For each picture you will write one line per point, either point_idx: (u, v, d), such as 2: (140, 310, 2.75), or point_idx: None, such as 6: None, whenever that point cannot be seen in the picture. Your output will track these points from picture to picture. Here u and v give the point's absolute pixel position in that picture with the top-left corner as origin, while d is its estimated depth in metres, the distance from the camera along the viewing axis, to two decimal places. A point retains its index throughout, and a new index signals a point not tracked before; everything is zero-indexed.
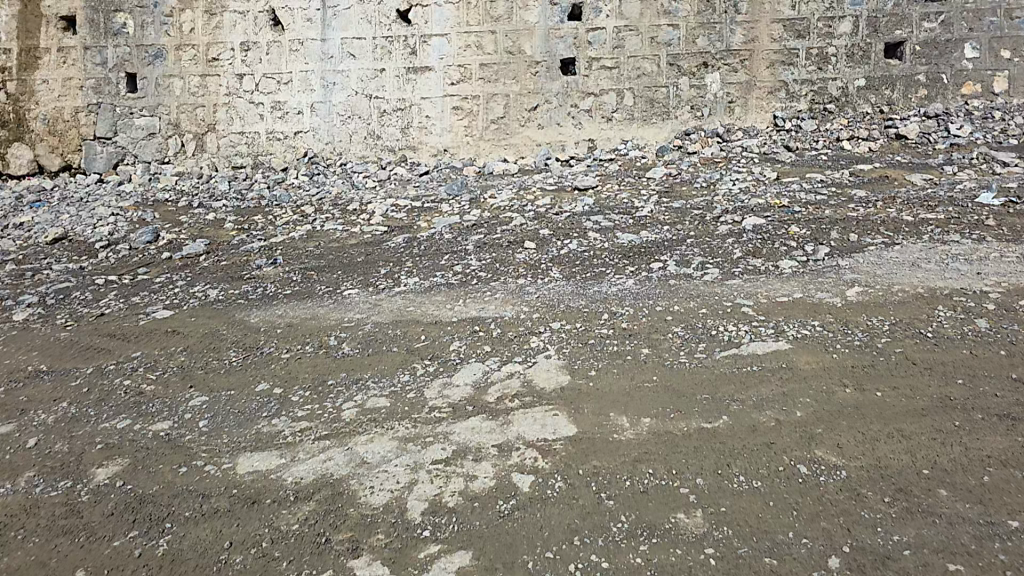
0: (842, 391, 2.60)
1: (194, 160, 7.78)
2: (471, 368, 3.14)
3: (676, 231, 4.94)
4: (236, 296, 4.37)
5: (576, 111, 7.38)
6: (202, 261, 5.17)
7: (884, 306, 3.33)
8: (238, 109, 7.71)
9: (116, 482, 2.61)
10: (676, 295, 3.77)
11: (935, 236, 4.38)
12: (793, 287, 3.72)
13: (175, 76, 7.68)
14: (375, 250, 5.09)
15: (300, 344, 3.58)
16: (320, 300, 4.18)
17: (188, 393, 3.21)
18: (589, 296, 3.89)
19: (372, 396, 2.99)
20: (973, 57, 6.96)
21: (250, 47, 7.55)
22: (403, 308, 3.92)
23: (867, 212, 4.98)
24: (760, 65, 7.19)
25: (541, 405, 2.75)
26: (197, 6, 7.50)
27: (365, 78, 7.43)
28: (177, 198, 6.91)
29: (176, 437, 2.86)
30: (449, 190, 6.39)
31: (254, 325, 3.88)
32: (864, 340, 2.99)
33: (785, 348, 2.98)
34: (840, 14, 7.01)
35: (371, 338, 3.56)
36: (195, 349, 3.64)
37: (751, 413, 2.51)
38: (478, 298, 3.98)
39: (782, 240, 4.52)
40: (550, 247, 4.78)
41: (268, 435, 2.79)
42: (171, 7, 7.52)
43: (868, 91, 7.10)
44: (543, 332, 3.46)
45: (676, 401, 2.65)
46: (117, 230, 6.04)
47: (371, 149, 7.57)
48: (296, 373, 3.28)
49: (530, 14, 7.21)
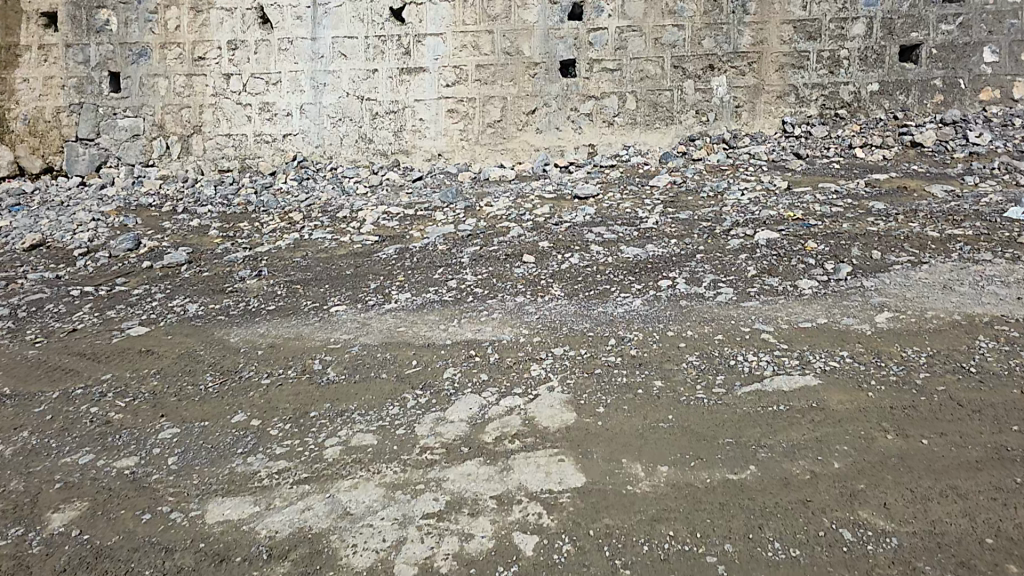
0: (883, 437, 2.53)
1: (179, 163, 7.48)
2: (466, 401, 2.87)
3: (683, 244, 4.68)
4: (216, 311, 4.09)
5: (575, 114, 7.12)
6: (183, 271, 4.87)
7: (920, 335, 3.31)
8: (225, 110, 7.40)
9: (72, 531, 2.23)
10: (689, 318, 3.56)
11: (965, 254, 4.20)
12: (816, 309, 3.63)
13: (160, 76, 7.38)
14: (367, 261, 4.82)
15: (282, 368, 3.28)
16: (305, 318, 3.90)
17: (158, 423, 2.85)
18: (595, 317, 3.62)
19: (358, 432, 2.70)
20: (992, 61, 6.73)
21: (238, 45, 7.26)
22: (393, 328, 3.64)
23: (888, 226, 4.75)
24: (769, 68, 6.94)
25: (544, 449, 2.50)
26: (184, 3, 7.22)
27: (357, 79, 7.16)
28: (162, 203, 6.62)
29: (142, 476, 2.49)
30: (444, 196, 6.11)
31: (233, 345, 3.58)
32: (901, 375, 2.97)
33: (814, 384, 2.92)
34: (854, 15, 6.77)
35: (359, 362, 3.28)
36: (169, 372, 3.30)
37: (782, 462, 2.38)
38: (475, 318, 3.70)
39: (799, 256, 4.31)
40: (550, 261, 4.51)
41: (242, 476, 2.46)
42: (157, 3, 7.24)
43: (882, 96, 6.87)
44: (544, 358, 3.20)
45: (696, 446, 2.48)
46: (98, 236, 5.76)
47: (363, 152, 7.29)
48: (275, 402, 2.96)
49: (528, 13, 6.95)
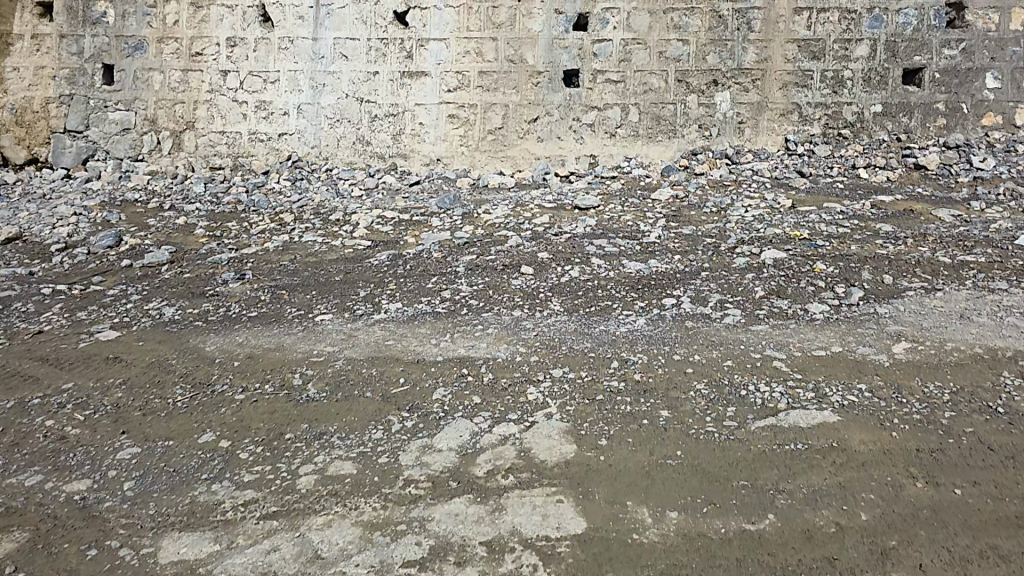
0: (912, 486, 2.34)
1: (169, 159, 7.22)
2: (456, 427, 2.63)
3: (687, 261, 4.46)
4: (195, 316, 3.83)
5: (578, 125, 6.91)
6: (163, 272, 4.61)
7: (938, 368, 3.10)
8: (220, 107, 7.16)
9: (5, 567, 1.98)
10: (696, 342, 3.34)
11: (979, 282, 4.01)
12: (829, 336, 3.40)
13: (155, 70, 7.13)
14: (357, 267, 4.58)
15: (259, 382, 3.01)
16: (287, 327, 3.65)
17: (119, 440, 2.60)
18: (596, 337, 3.40)
19: (337, 459, 2.46)
20: (995, 87, 6.56)
21: (236, 42, 7.04)
22: (380, 342, 3.39)
23: (898, 250, 4.54)
24: (774, 85, 6.75)
25: (540, 488, 2.29)
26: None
27: (358, 81, 6.94)
28: (148, 199, 6.37)
29: (93, 504, 2.25)
30: (441, 202, 5.89)
31: (209, 355, 3.31)
32: (925, 414, 2.75)
33: (833, 421, 2.70)
34: (857, 37, 6.59)
35: (342, 378, 3.03)
36: (136, 383, 3.05)
37: (804, 511, 2.22)
38: (469, 333, 3.46)
39: (808, 279, 4.09)
40: (549, 274, 4.29)
41: (204, 507, 2.21)
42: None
43: (885, 118, 6.68)
44: (542, 381, 2.97)
45: (709, 489, 2.31)
46: (78, 231, 5.50)
47: (360, 154, 7.05)
48: (248, 421, 2.70)
49: (534, 22, 6.76)
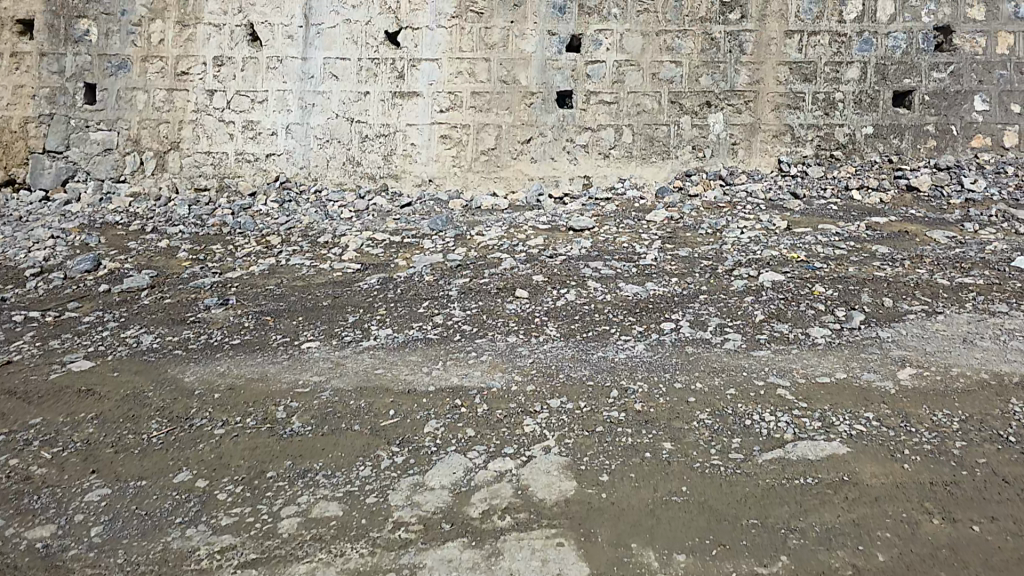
0: (929, 522, 2.22)
1: (153, 180, 7.07)
2: (448, 463, 2.49)
3: (685, 284, 4.36)
4: (174, 345, 3.67)
5: (571, 145, 6.84)
6: (143, 298, 4.45)
7: (945, 396, 2.99)
8: (206, 127, 7.03)
9: None
10: (698, 368, 3.23)
11: (979, 305, 3.93)
12: (833, 362, 3.30)
13: (138, 89, 7.00)
14: (345, 292, 4.44)
15: (240, 416, 2.86)
16: (272, 355, 3.49)
17: (88, 481, 2.44)
18: (594, 364, 3.27)
19: (321, 499, 2.31)
20: (983, 110, 6.56)
21: (224, 62, 6.93)
22: (369, 370, 3.25)
23: (897, 271, 4.47)
24: (766, 107, 6.73)
25: (539, 530, 2.15)
26: (170, 18, 6.90)
27: (348, 101, 6.85)
28: (129, 221, 6.21)
29: (57, 552, 2.09)
30: (432, 224, 5.78)
31: (187, 386, 3.15)
32: (936, 444, 2.64)
33: (843, 452, 2.59)
34: (848, 59, 6.59)
35: (328, 411, 2.88)
36: (110, 417, 2.88)
37: (818, 552, 2.09)
38: (462, 361, 3.33)
39: (808, 302, 4.00)
40: (544, 297, 4.16)
41: (177, 555, 2.06)
42: (141, 16, 6.89)
43: (877, 139, 6.66)
44: (538, 412, 2.84)
45: (717, 528, 2.18)
46: (55, 255, 5.33)
47: (349, 175, 6.94)
48: (227, 458, 2.54)
49: (526, 42, 6.72)
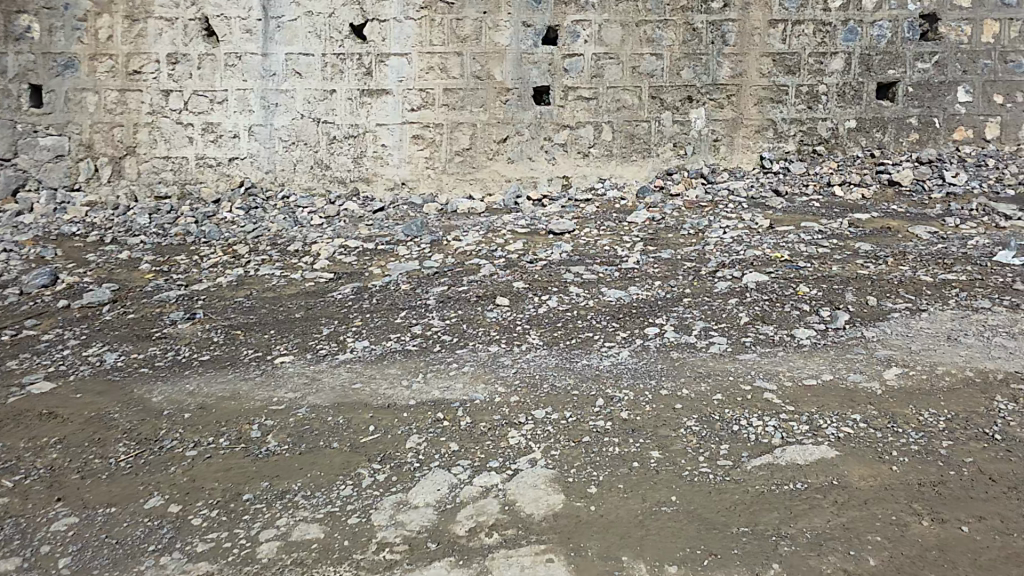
0: (917, 524, 2.21)
1: (109, 188, 6.89)
2: (432, 480, 2.44)
3: (668, 287, 4.34)
4: (139, 363, 3.58)
5: (549, 144, 6.81)
6: (104, 313, 4.34)
7: (932, 395, 2.99)
8: (163, 129, 6.87)
9: None
10: (683, 374, 3.20)
11: (961, 301, 3.95)
12: (818, 364, 3.28)
13: (88, 90, 6.79)
14: (319, 302, 4.37)
15: (213, 436, 2.78)
16: (245, 371, 3.42)
17: (53, 509, 2.36)
18: (578, 372, 3.23)
19: (302, 521, 2.25)
20: (966, 101, 6.62)
21: (178, 58, 6.75)
22: (346, 386, 3.18)
23: (880, 269, 4.48)
24: (748, 101, 6.74)
25: (528, 545, 2.12)
26: (117, 12, 6.67)
27: (313, 100, 6.75)
28: (87, 231, 6.07)
29: None
30: (407, 229, 5.71)
31: (156, 407, 3.06)
32: (922, 444, 2.63)
33: (831, 456, 2.57)
34: (833, 50, 6.61)
35: (306, 429, 2.81)
36: (74, 442, 2.79)
37: (808, 559, 2.07)
38: (441, 372, 3.28)
39: (793, 302, 3.99)
40: (526, 304, 4.12)
41: None
42: (86, 10, 6.66)
43: (858, 134, 6.70)
44: (524, 423, 2.79)
45: (708, 537, 2.15)
46: (9, 270, 5.19)
47: (318, 180, 6.87)
48: (201, 481, 2.48)
49: (500, 35, 6.64)
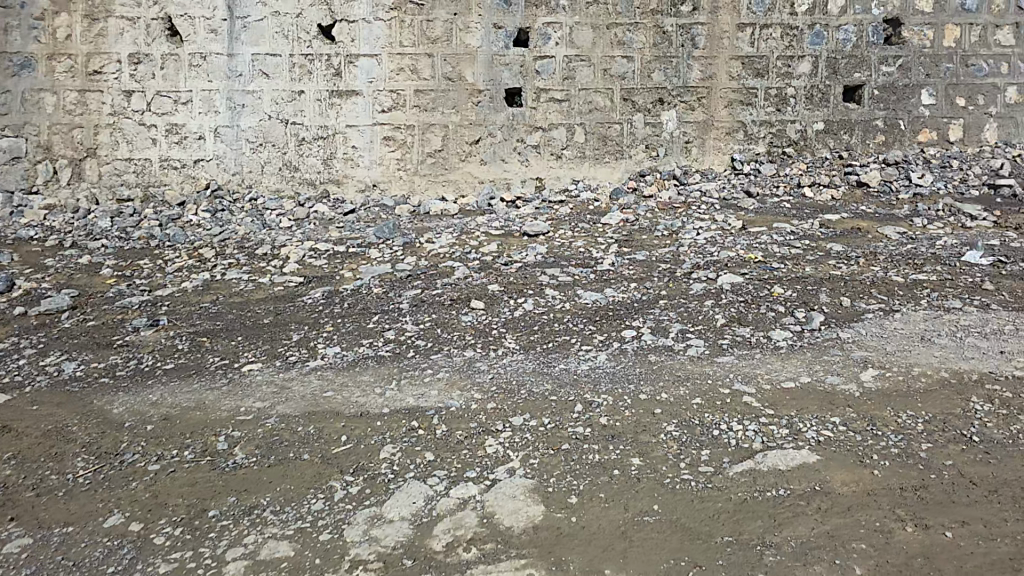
0: (901, 530, 2.19)
1: (69, 190, 6.67)
2: (408, 492, 2.36)
3: (644, 289, 4.30)
4: (99, 373, 3.43)
5: (522, 145, 6.75)
6: (63, 321, 4.17)
7: (909, 396, 2.99)
8: (125, 130, 6.66)
9: None
10: (661, 377, 3.16)
11: (933, 301, 3.98)
12: (796, 366, 3.27)
13: (46, 91, 6.55)
14: (288, 307, 4.25)
15: (177, 449, 2.67)
16: (211, 380, 3.29)
17: (6, 530, 2.23)
18: (556, 377, 3.17)
19: (271, 538, 2.15)
20: (930, 103, 6.71)
21: (141, 59, 6.55)
22: (316, 394, 3.08)
23: (852, 270, 4.50)
24: (719, 103, 6.75)
25: (508, 560, 2.05)
26: (76, 11, 6.45)
27: (280, 101, 6.61)
28: (46, 235, 5.85)
29: None
30: (379, 231, 5.61)
31: (116, 419, 2.93)
32: (902, 447, 2.62)
33: (813, 460, 2.54)
34: (800, 53, 6.65)
35: (274, 440, 2.71)
36: (30, 458, 2.65)
37: (794, 568, 2.03)
38: (415, 379, 3.19)
39: (768, 303, 3.98)
40: (501, 307, 4.06)
41: None
42: (43, 8, 6.43)
43: (827, 135, 6.75)
44: (501, 431, 2.72)
45: (692, 548, 2.10)
46: None
47: (287, 181, 6.73)
48: (163, 498, 2.36)
49: (471, 37, 6.56)
